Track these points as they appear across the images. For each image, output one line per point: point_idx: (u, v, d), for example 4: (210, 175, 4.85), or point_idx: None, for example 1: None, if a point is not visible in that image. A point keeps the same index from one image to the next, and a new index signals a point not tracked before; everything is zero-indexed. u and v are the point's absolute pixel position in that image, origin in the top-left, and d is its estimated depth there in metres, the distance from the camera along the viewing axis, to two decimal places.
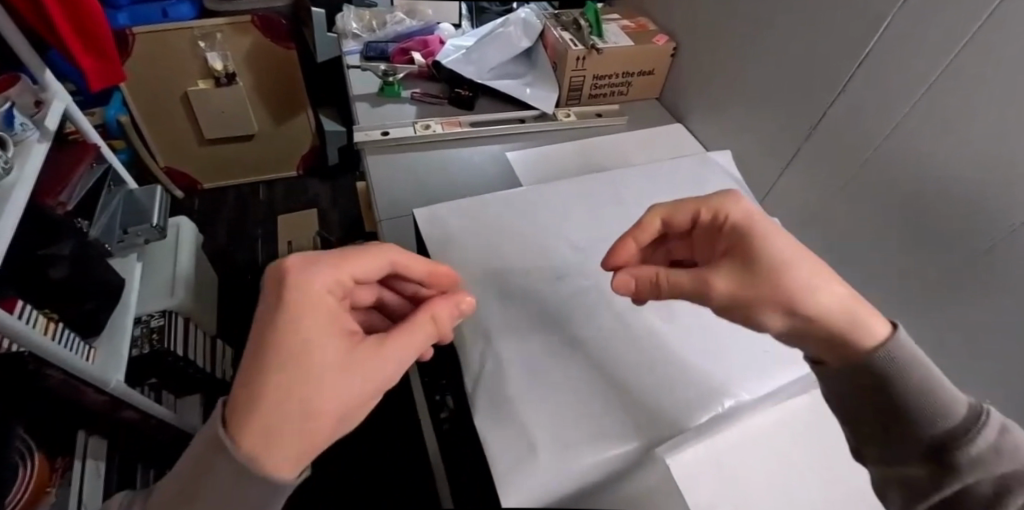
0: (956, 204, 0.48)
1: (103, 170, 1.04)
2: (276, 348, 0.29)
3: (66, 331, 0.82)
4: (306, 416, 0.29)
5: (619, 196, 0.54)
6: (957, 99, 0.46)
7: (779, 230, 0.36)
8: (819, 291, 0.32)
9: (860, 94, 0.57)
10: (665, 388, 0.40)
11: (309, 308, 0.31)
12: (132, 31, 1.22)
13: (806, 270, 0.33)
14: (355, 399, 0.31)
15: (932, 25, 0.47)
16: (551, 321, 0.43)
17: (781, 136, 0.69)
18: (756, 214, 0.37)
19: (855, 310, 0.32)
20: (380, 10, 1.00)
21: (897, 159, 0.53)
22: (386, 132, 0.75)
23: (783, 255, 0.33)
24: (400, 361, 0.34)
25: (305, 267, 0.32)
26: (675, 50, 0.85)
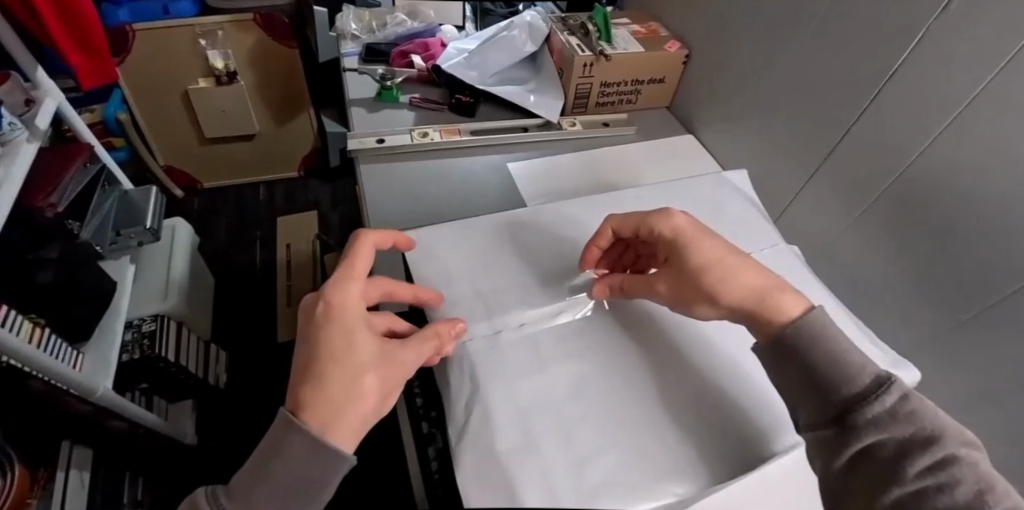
0: (997, 228, 0.44)
1: (97, 169, 0.99)
2: (326, 343, 0.34)
3: (53, 336, 0.76)
4: (351, 402, 0.34)
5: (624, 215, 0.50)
6: (995, 116, 0.42)
7: (707, 232, 0.40)
8: (729, 288, 0.38)
9: (883, 111, 0.53)
10: (675, 439, 0.35)
11: (346, 312, 0.36)
12: (133, 27, 1.19)
13: (721, 267, 0.38)
14: (389, 390, 0.36)
15: (976, 35, 0.43)
16: (546, 354, 0.39)
17: (797, 152, 0.65)
18: (688, 219, 0.41)
19: (766, 294, 0.37)
20: (380, 11, 0.97)
21: (927, 178, 0.49)
22: (382, 139, 0.72)
23: (703, 254, 0.39)
24: (415, 365, 0.36)
25: (336, 287, 0.36)
26: (687, 57, 0.81)
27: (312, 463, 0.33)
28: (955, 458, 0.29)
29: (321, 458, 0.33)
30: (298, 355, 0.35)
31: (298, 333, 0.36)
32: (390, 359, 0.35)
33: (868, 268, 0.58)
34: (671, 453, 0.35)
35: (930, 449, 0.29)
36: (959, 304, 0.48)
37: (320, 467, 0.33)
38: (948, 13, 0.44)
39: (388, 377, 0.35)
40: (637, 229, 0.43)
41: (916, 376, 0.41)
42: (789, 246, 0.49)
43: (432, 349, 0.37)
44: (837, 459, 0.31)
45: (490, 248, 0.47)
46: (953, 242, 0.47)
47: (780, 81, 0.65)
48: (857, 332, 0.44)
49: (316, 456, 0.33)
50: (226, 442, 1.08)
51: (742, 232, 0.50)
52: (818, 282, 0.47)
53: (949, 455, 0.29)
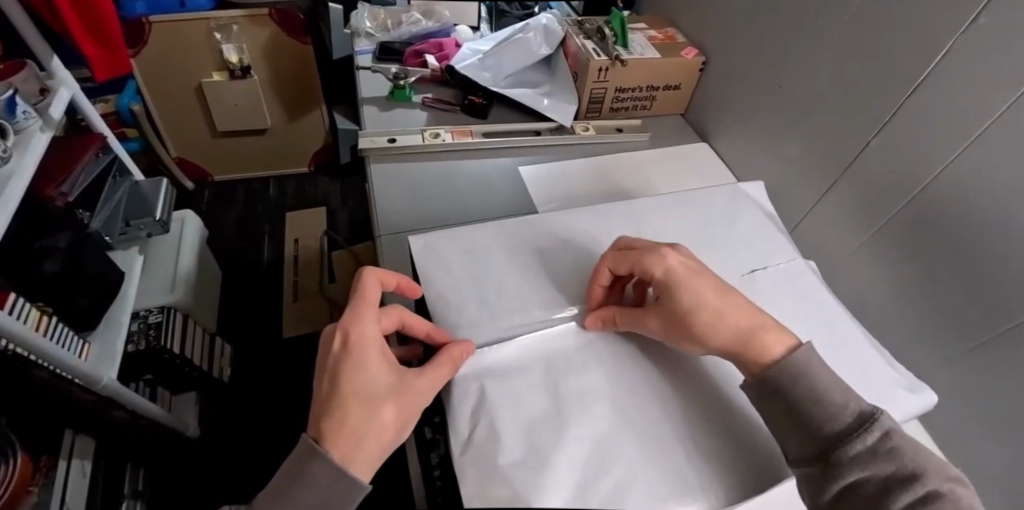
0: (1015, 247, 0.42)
1: (109, 160, 0.99)
2: (344, 375, 0.35)
3: (59, 325, 0.75)
4: (373, 431, 0.34)
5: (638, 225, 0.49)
6: (1020, 133, 0.41)
7: (701, 272, 0.39)
8: (719, 326, 0.37)
9: (905, 124, 0.51)
10: (683, 455, 0.34)
11: (362, 342, 0.36)
12: (149, 19, 1.20)
13: (709, 309, 0.37)
14: (410, 418, 0.35)
15: (1003, 52, 0.41)
16: (549, 370, 0.38)
17: (813, 164, 0.63)
18: (683, 257, 0.40)
19: (752, 337, 0.36)
20: (396, 10, 0.97)
21: (944, 196, 0.48)
22: (394, 139, 0.71)
23: (692, 294, 0.38)
24: (432, 393, 0.36)
25: (353, 320, 0.37)
26: (703, 64, 0.80)
27: (332, 489, 0.33)
28: (937, 495, 0.28)
29: (343, 485, 0.33)
30: (319, 387, 0.35)
31: (320, 366, 0.36)
32: (404, 389, 0.35)
33: (884, 286, 0.56)
34: (678, 472, 0.34)
35: (911, 486, 0.29)
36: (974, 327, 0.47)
37: (339, 493, 0.33)
38: (973, 27, 0.43)
39: (407, 405, 0.35)
40: (630, 265, 0.41)
41: (933, 400, 0.39)
42: (806, 262, 0.48)
43: (447, 374, 0.36)
44: (823, 495, 0.30)
45: (498, 255, 0.46)
46: (973, 261, 0.46)
47: (801, 93, 0.63)
48: (873, 354, 0.42)
49: (334, 483, 0.33)
50: (224, 436, 1.08)
51: (757, 246, 0.48)
52: (833, 300, 0.45)
53: (931, 493, 0.29)
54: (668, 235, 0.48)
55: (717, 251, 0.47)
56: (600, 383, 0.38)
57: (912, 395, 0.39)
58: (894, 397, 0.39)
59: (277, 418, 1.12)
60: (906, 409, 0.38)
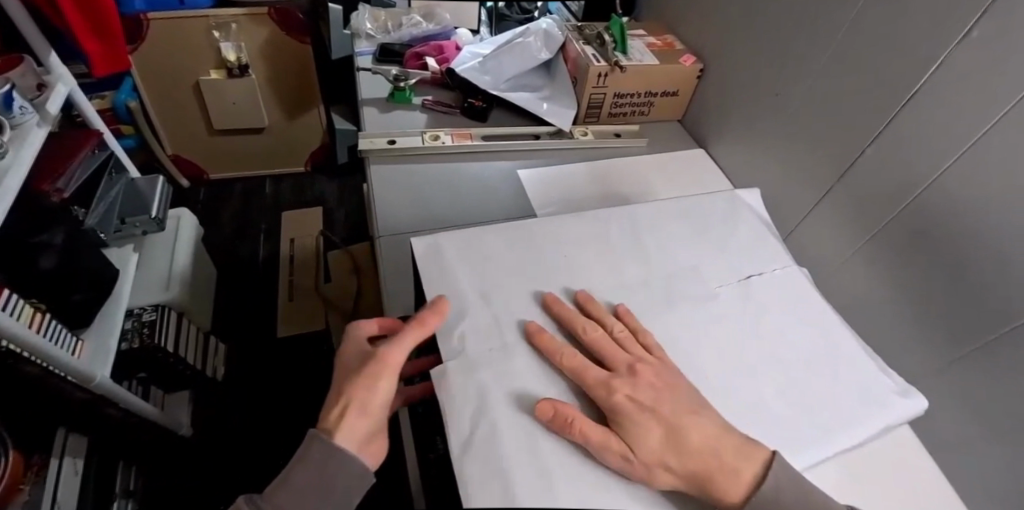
0: (1010, 251, 0.42)
1: (105, 157, 0.98)
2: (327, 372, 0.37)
3: (53, 322, 0.75)
4: (347, 408, 0.34)
5: (642, 243, 0.45)
6: (1011, 144, 0.42)
7: (657, 406, 0.32)
8: (664, 475, 0.31)
9: (903, 129, 0.52)
10: None
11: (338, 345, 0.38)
12: (148, 16, 1.20)
13: (652, 465, 0.30)
14: (383, 396, 0.35)
15: (995, 66, 0.42)
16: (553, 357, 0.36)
17: (810, 172, 0.64)
18: (639, 388, 0.32)
19: (706, 478, 0.31)
20: (396, 12, 0.97)
21: (937, 204, 0.49)
22: (393, 141, 0.72)
23: (632, 445, 0.30)
24: (398, 355, 0.35)
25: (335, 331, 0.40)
26: (701, 71, 0.81)
27: (334, 466, 0.34)
28: None
29: (334, 461, 0.34)
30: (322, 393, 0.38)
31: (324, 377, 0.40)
32: (370, 358, 0.35)
33: (878, 290, 0.56)
34: None
35: None
36: (964, 331, 0.47)
37: (338, 470, 0.34)
38: (967, 41, 0.44)
39: (371, 382, 0.34)
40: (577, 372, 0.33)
41: (925, 404, 0.40)
42: (801, 269, 0.47)
43: (409, 335, 0.34)
44: None
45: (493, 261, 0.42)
46: (962, 270, 0.47)
47: (798, 101, 0.64)
48: (867, 359, 0.42)
49: (331, 458, 0.34)
50: (217, 435, 1.07)
51: (757, 253, 0.47)
52: (828, 306, 0.45)
53: None
54: (672, 251, 0.45)
55: (716, 262, 0.45)
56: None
57: (904, 399, 0.40)
58: (886, 403, 0.39)
59: (270, 417, 1.11)
60: (899, 413, 0.39)
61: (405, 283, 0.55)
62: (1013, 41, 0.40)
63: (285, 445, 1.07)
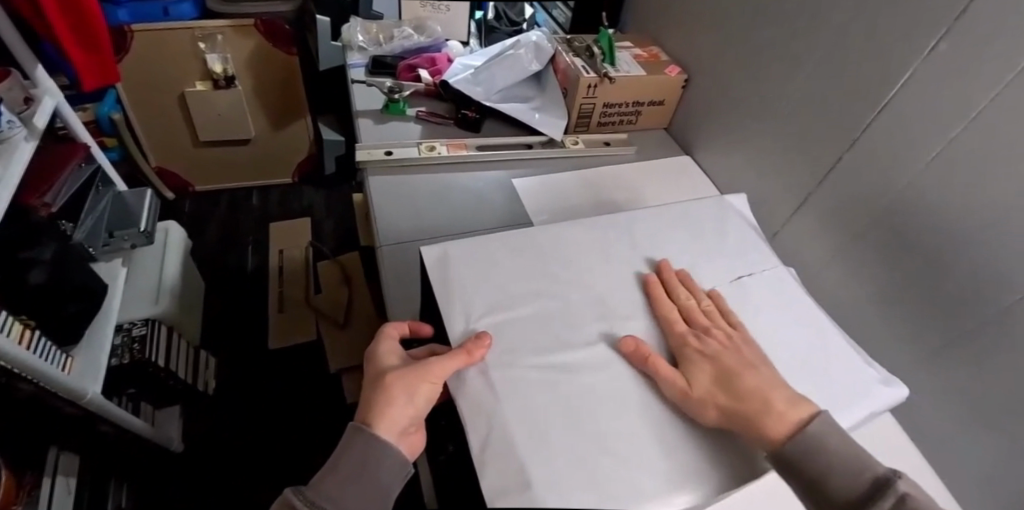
0: (982, 247, 0.46)
1: (91, 171, 0.97)
2: (369, 371, 0.38)
3: (42, 338, 0.74)
4: (391, 402, 0.35)
5: (641, 248, 0.46)
6: (978, 147, 0.45)
7: (732, 351, 0.37)
8: (715, 411, 0.34)
9: (882, 133, 0.55)
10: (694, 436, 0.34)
11: (383, 350, 0.38)
12: (132, 28, 1.19)
13: (706, 400, 0.34)
14: (425, 391, 0.35)
15: (961, 77, 0.46)
16: (564, 358, 0.36)
17: (791, 178, 0.68)
18: (707, 342, 0.38)
19: (749, 416, 0.33)
20: (387, 24, 0.98)
21: (913, 204, 0.52)
22: (390, 152, 0.73)
23: (688, 380, 0.35)
24: (438, 373, 0.34)
25: (380, 333, 0.40)
26: (686, 81, 0.84)
27: (366, 462, 0.34)
28: None
29: (380, 452, 0.34)
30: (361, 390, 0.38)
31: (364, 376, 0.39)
32: (414, 369, 0.35)
33: (859, 286, 0.60)
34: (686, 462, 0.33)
35: None
36: (937, 322, 0.51)
37: (371, 465, 0.34)
38: (936, 53, 0.48)
39: (413, 376, 0.35)
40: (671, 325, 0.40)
41: (905, 392, 0.42)
42: (788, 269, 0.49)
43: (454, 358, 0.34)
44: None
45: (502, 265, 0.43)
46: (938, 266, 0.50)
47: (781, 110, 0.68)
48: (854, 353, 0.44)
49: (365, 453, 0.34)
50: (211, 449, 1.06)
51: (745, 255, 0.49)
52: (813, 302, 0.47)
53: None
54: (668, 255, 0.47)
55: (709, 265, 0.47)
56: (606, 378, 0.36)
57: (885, 388, 0.42)
58: (868, 391, 0.41)
59: (264, 429, 1.10)
60: (882, 401, 0.41)
61: (408, 292, 0.56)
62: (978, 54, 0.44)
63: (280, 457, 1.06)
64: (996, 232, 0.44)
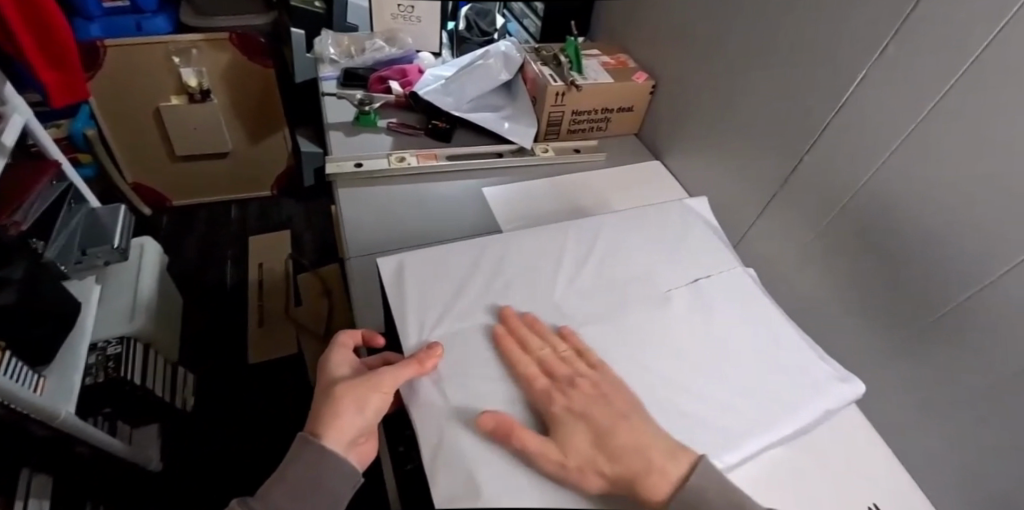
0: (935, 246, 0.47)
1: (63, 188, 0.97)
2: (320, 381, 0.38)
3: (13, 360, 0.73)
4: (339, 413, 0.35)
5: (603, 254, 0.47)
6: (926, 143, 0.47)
7: (603, 404, 0.34)
8: (596, 477, 0.31)
9: (839, 136, 0.57)
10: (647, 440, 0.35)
11: (335, 361, 0.39)
12: (105, 43, 1.18)
13: (583, 469, 0.31)
14: (375, 401, 0.35)
15: (909, 78, 0.48)
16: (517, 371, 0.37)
17: (754, 180, 0.70)
18: (574, 397, 0.34)
19: (634, 478, 0.32)
20: (359, 37, 0.99)
21: (872, 201, 0.54)
22: (360, 164, 0.73)
23: (562, 447, 0.32)
24: (387, 384, 0.34)
25: (332, 344, 0.40)
26: (653, 88, 0.86)
27: (316, 472, 0.35)
28: None
29: (328, 464, 0.35)
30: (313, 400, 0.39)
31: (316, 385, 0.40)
32: (363, 380, 0.35)
33: (822, 284, 0.61)
34: None
35: None
36: (895, 315, 0.53)
37: (321, 475, 0.35)
38: (885, 55, 0.50)
39: (363, 388, 0.35)
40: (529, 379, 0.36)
41: (861, 388, 0.43)
42: (747, 270, 0.50)
43: (403, 370, 0.34)
44: None
45: (464, 272, 0.43)
46: (898, 261, 0.51)
47: (744, 114, 0.70)
48: (808, 349, 0.45)
49: (316, 464, 0.35)
50: (191, 466, 1.05)
51: (704, 258, 0.50)
52: (771, 303, 0.48)
53: None
54: (627, 260, 0.48)
55: (667, 269, 0.48)
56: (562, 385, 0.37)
57: (840, 383, 0.42)
58: (822, 388, 0.42)
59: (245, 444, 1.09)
60: (839, 396, 0.42)
61: (377, 303, 0.57)
62: (925, 54, 0.46)
63: (263, 471, 1.05)
64: (946, 230, 0.46)
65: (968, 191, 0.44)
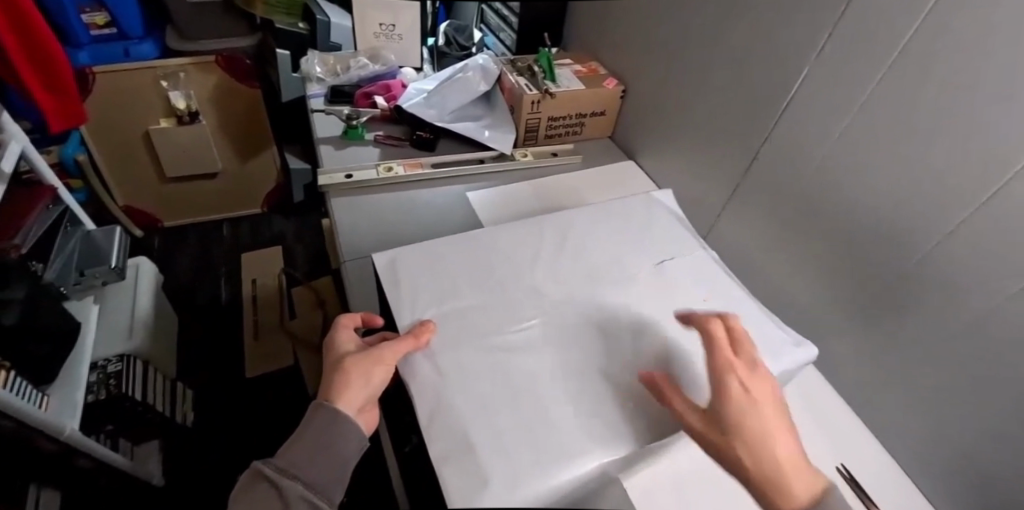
0: (883, 221, 0.53)
1: (59, 212, 0.99)
2: (328, 357, 0.42)
3: (18, 378, 0.75)
4: (347, 384, 0.39)
5: (578, 243, 0.52)
6: (866, 129, 0.53)
7: (769, 399, 0.36)
8: (741, 463, 0.33)
9: (791, 128, 0.63)
10: (626, 397, 0.39)
11: (340, 339, 0.42)
12: (94, 69, 1.22)
13: (733, 450, 0.34)
14: (379, 374, 0.40)
15: (849, 73, 0.54)
16: (504, 348, 0.41)
17: (719, 175, 0.75)
18: (752, 388, 0.36)
19: (769, 478, 0.33)
20: (344, 55, 1.03)
21: (823, 186, 0.60)
22: (350, 175, 0.78)
23: (720, 435, 0.34)
24: (388, 358, 0.39)
25: (336, 325, 0.44)
26: (623, 92, 0.92)
27: (326, 438, 0.39)
28: None
29: (338, 429, 0.39)
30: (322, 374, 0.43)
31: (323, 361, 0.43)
32: (367, 355, 0.39)
33: (785, 267, 0.67)
34: (617, 425, 0.37)
35: None
36: (848, 288, 0.58)
37: (331, 440, 0.39)
38: (825, 53, 0.56)
39: (367, 361, 0.39)
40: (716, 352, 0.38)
41: (815, 351, 0.46)
42: (708, 252, 0.55)
43: (404, 345, 0.39)
44: None
45: (452, 264, 0.48)
46: (851, 239, 0.57)
47: (707, 113, 0.75)
48: (765, 318, 0.49)
49: (326, 430, 0.39)
50: (193, 478, 1.07)
51: (670, 243, 0.55)
52: (733, 280, 0.52)
53: None
54: (600, 247, 0.53)
55: (636, 253, 0.53)
56: (548, 355, 0.41)
57: (796, 347, 0.46)
58: (776, 352, 0.45)
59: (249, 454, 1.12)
60: (796, 359, 0.45)
61: (372, 302, 0.61)
62: (861, 51, 0.52)
63: None
64: (895, 207, 0.52)
65: (905, 173, 0.50)
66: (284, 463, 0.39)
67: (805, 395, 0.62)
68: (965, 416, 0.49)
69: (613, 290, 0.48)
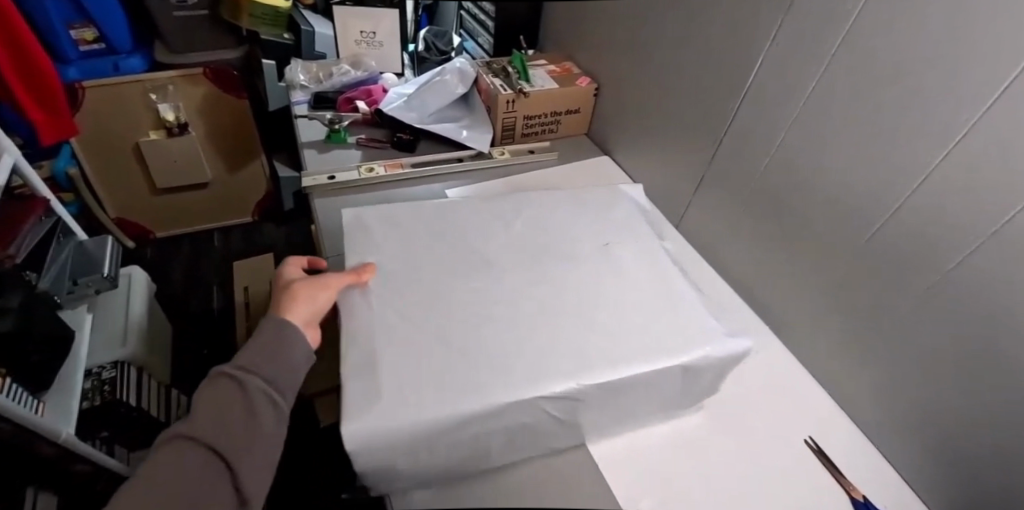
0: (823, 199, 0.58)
1: (51, 223, 1.02)
2: (279, 285, 0.49)
3: (13, 384, 0.77)
4: (295, 301, 0.46)
5: (540, 221, 0.58)
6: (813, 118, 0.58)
7: None
8: None
9: (749, 118, 0.67)
10: (543, 353, 0.45)
11: (291, 272, 0.50)
12: (83, 84, 1.24)
13: None
14: (324, 298, 0.47)
15: (798, 65, 0.58)
16: (454, 307, 0.47)
17: (688, 166, 0.79)
18: None
19: None
20: (326, 63, 1.07)
21: (779, 172, 0.64)
22: (332, 176, 0.81)
23: None
24: (333, 286, 0.47)
25: (288, 265, 0.52)
26: (596, 90, 0.95)
27: (277, 343, 0.44)
28: None
29: (285, 337, 0.45)
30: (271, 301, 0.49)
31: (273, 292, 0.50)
32: (315, 282, 0.47)
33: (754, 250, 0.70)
34: (530, 375, 0.43)
35: None
36: (808, 267, 0.62)
37: (283, 346, 0.44)
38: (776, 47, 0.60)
39: (315, 286, 0.47)
40: None
41: (747, 344, 0.49)
42: (660, 242, 0.59)
43: (347, 278, 0.47)
44: None
45: (416, 242, 0.53)
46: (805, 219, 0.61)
47: (675, 107, 0.79)
48: (699, 306, 0.51)
49: (276, 338, 0.44)
50: None
51: (634, 227, 0.59)
52: (680, 276, 0.54)
53: None
54: (562, 226, 0.58)
55: (596, 234, 0.58)
56: (491, 318, 0.47)
57: (728, 340, 0.48)
58: (710, 336, 0.48)
59: None
60: (726, 346, 0.48)
61: None
62: (808, 45, 0.56)
63: None
64: (838, 187, 0.56)
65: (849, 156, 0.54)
66: (247, 363, 0.43)
67: (770, 375, 0.66)
68: (917, 381, 0.52)
69: (560, 264, 0.53)
